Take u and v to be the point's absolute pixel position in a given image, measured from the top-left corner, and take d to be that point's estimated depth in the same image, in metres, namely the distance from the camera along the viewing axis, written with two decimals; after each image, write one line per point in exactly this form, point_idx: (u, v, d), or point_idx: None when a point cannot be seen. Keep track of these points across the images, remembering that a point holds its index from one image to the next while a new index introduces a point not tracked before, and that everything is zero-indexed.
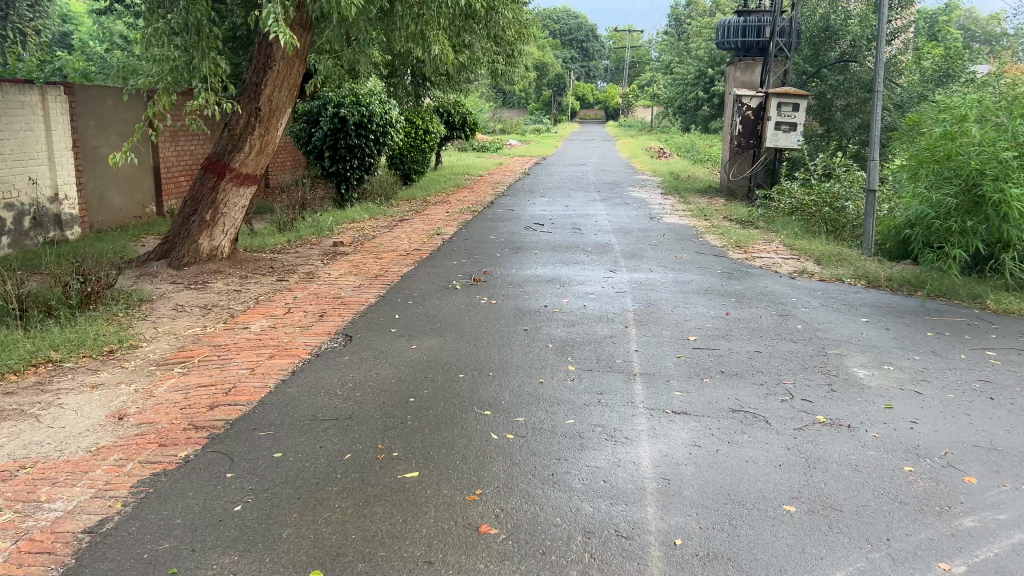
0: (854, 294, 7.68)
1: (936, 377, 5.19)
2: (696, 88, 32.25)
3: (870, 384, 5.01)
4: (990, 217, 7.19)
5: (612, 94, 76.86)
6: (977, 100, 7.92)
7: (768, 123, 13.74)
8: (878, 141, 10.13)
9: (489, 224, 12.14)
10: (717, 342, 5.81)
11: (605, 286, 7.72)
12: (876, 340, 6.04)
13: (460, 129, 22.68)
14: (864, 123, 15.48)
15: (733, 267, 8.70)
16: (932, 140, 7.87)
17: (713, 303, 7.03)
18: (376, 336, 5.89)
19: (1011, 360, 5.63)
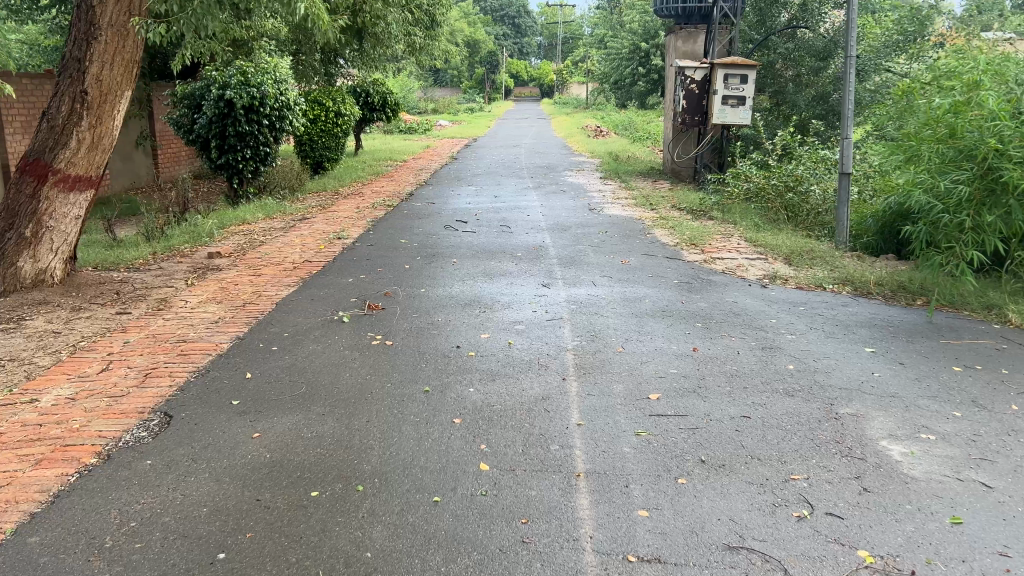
0: (843, 307, 6.16)
1: (995, 452, 3.68)
2: (631, 63, 30.86)
3: (912, 474, 3.46)
4: (1011, 208, 5.71)
5: (546, 71, 75.17)
6: (985, 62, 6.40)
7: (715, 97, 12.20)
8: (850, 112, 8.42)
9: (404, 221, 10.35)
10: (688, 404, 4.18)
11: (536, 308, 6.05)
12: (895, 386, 4.51)
13: (381, 111, 20.56)
14: (818, 95, 13.79)
15: (692, 275, 7.13)
16: (934, 114, 6.36)
17: (674, 333, 5.41)
18: (208, 417, 4.11)
19: None
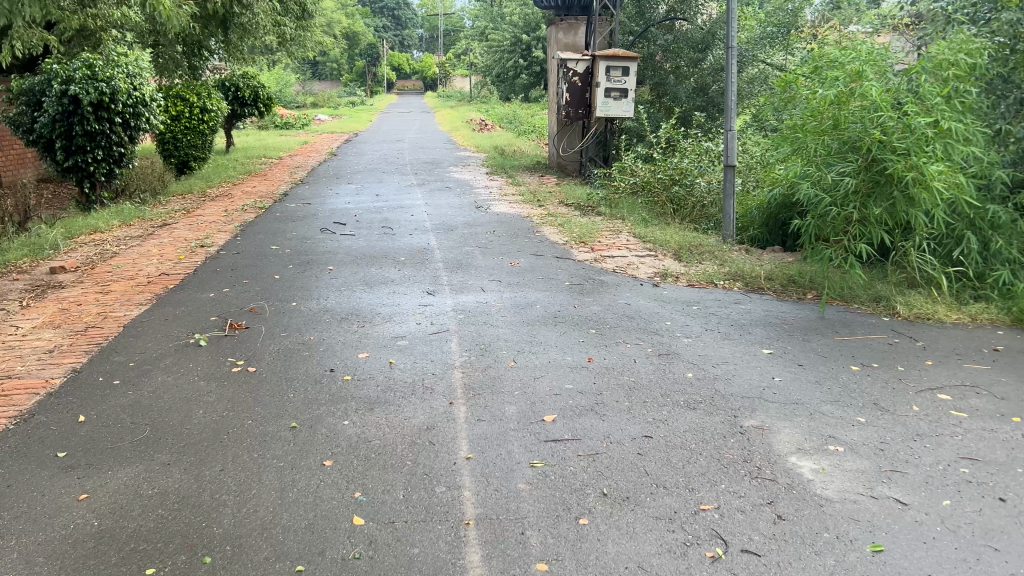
0: (736, 305, 5.99)
1: (905, 462, 3.50)
2: (513, 55, 30.68)
3: (826, 494, 3.21)
4: (895, 200, 5.58)
5: (428, 64, 74.28)
6: (865, 51, 6.32)
7: (597, 89, 11.99)
8: (733, 105, 8.30)
9: (277, 225, 9.62)
10: (587, 425, 3.82)
11: (419, 320, 5.57)
12: (797, 391, 4.30)
13: (252, 105, 19.27)
14: (698, 86, 13.81)
15: (583, 275, 6.82)
16: (818, 105, 6.23)
17: (568, 342, 5.05)
18: (25, 476, 3.43)
19: (978, 409, 4.07)
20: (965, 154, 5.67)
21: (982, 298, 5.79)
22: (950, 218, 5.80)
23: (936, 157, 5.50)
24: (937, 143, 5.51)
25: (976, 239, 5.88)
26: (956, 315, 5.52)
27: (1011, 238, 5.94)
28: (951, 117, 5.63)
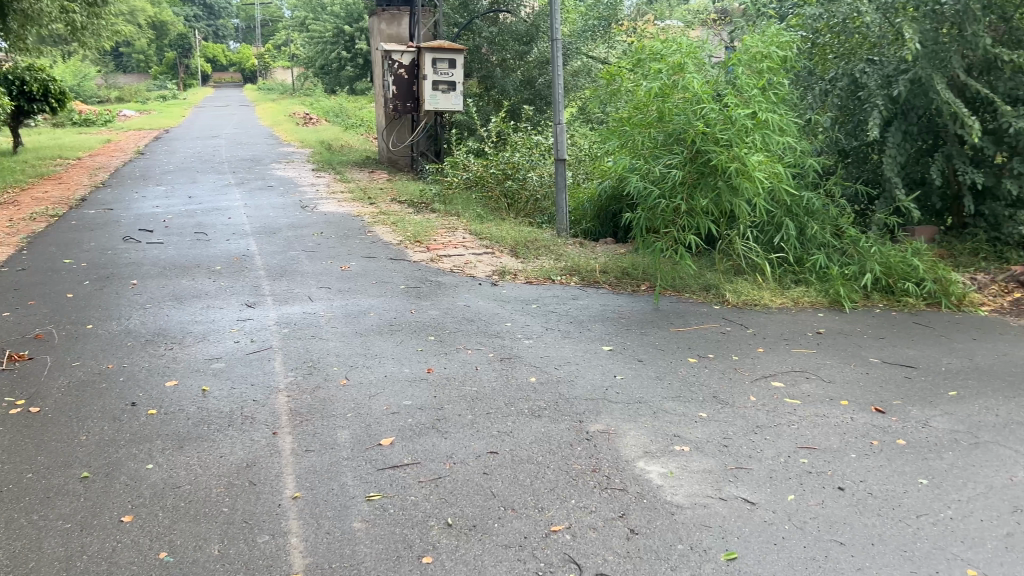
0: (574, 300, 5.83)
1: (748, 458, 3.44)
2: (336, 47, 29.73)
3: (676, 501, 3.09)
4: (719, 190, 5.65)
5: (246, 56, 70.85)
6: (683, 43, 6.37)
7: (424, 83, 11.67)
8: (561, 98, 8.22)
9: (73, 235, 8.61)
10: (427, 446, 3.51)
11: (239, 337, 5.05)
12: (640, 389, 4.15)
13: (43, 101, 17.40)
14: (525, 80, 13.82)
15: (418, 277, 6.51)
16: (642, 97, 6.21)
17: (404, 352, 4.72)
18: None
19: (809, 395, 4.11)
20: (781, 144, 5.87)
21: (802, 282, 5.96)
22: (770, 206, 5.95)
23: (756, 147, 5.67)
24: (756, 134, 5.65)
25: (793, 226, 6.07)
26: (780, 299, 5.64)
27: (824, 223, 6.22)
28: (766, 109, 5.79)
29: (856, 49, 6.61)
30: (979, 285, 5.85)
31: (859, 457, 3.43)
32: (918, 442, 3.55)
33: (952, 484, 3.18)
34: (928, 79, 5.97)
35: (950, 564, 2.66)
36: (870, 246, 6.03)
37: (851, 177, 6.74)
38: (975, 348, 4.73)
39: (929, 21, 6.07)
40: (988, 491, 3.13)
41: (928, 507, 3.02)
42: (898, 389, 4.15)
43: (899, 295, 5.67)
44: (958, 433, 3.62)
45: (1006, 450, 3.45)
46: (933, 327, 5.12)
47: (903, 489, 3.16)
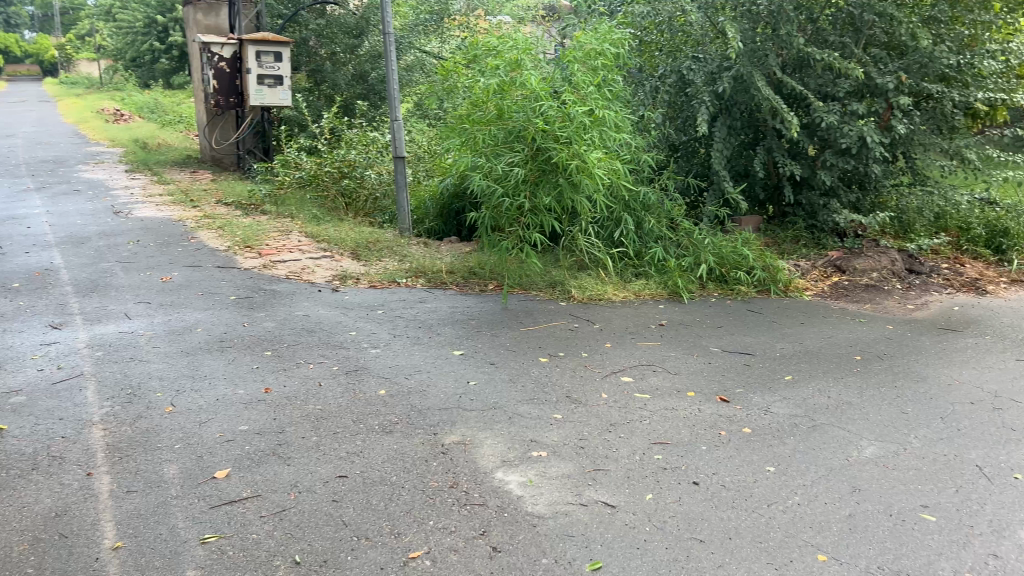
0: (420, 303, 5.54)
1: (604, 459, 3.34)
2: (148, 38, 27.72)
3: (537, 511, 2.93)
4: (560, 186, 5.65)
5: (45, 46, 64.84)
6: (519, 39, 6.26)
7: (247, 77, 11.01)
8: (396, 94, 7.95)
9: None
10: (268, 476, 3.21)
11: (43, 365, 4.47)
12: (494, 394, 3.94)
13: None
14: (357, 74, 13.27)
15: (251, 286, 6.07)
16: (480, 95, 6.06)
17: (238, 371, 4.34)
18: None
19: (658, 389, 4.07)
20: (618, 141, 5.94)
21: (642, 275, 5.99)
22: (609, 202, 6.02)
23: (594, 145, 5.69)
24: (593, 132, 5.70)
25: (631, 221, 6.18)
26: (623, 294, 5.65)
27: (660, 217, 6.36)
28: (603, 106, 5.87)
29: (681, 46, 6.78)
30: (802, 270, 6.19)
31: (710, 449, 3.42)
32: (762, 429, 3.62)
33: (796, 469, 3.25)
34: (748, 76, 6.20)
35: (802, 551, 2.70)
36: (702, 238, 6.22)
37: (682, 170, 6.96)
38: (804, 332, 4.96)
39: (746, 21, 6.36)
40: (829, 473, 3.22)
41: (777, 494, 3.06)
42: (739, 376, 4.25)
43: (732, 284, 5.89)
44: (797, 418, 3.73)
45: (841, 431, 3.60)
46: (763, 314, 5.34)
47: (754, 478, 3.18)
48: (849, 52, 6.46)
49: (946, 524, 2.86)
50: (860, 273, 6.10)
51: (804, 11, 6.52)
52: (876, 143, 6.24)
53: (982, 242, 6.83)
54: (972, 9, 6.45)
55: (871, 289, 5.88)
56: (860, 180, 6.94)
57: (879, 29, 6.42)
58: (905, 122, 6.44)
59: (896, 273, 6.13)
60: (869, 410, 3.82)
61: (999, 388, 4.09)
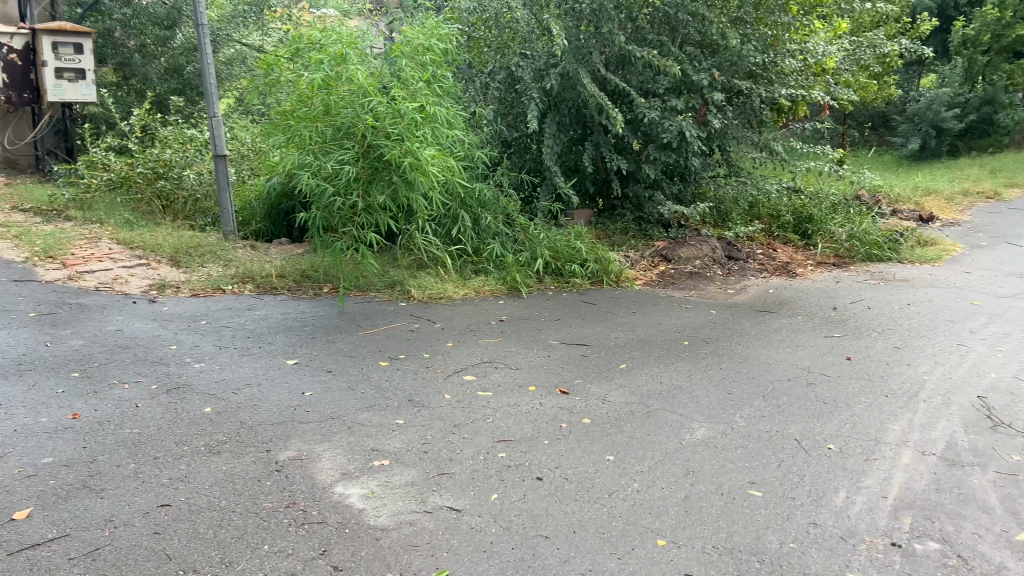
0: (249, 311, 5.23)
1: (449, 462, 3.22)
2: None
3: (380, 524, 2.79)
4: (394, 185, 5.48)
5: None
6: (343, 32, 6.00)
7: (43, 70, 9.99)
8: (215, 88, 7.44)
9: None
10: (78, 512, 2.84)
11: None
12: (331, 403, 3.76)
13: None
14: (171, 68, 12.23)
15: (55, 302, 5.49)
16: (304, 90, 5.75)
17: (41, 397, 3.88)
18: None
19: (499, 385, 4.02)
20: (450, 138, 5.86)
21: (481, 271, 5.98)
22: (445, 199, 5.90)
23: (427, 141, 5.58)
24: (425, 128, 5.57)
25: (468, 217, 6.11)
26: (462, 291, 5.61)
27: (496, 213, 6.37)
28: (433, 102, 5.79)
29: (509, 43, 6.76)
30: (631, 261, 6.41)
31: (552, 443, 3.42)
32: (600, 419, 3.67)
33: (634, 456, 3.32)
34: (574, 74, 6.31)
35: (643, 538, 2.75)
36: (538, 232, 6.28)
37: (515, 166, 6.99)
38: (636, 321, 5.12)
39: (570, 19, 6.48)
40: (664, 458, 3.32)
41: (617, 483, 3.11)
42: (577, 367, 4.29)
43: (567, 277, 6.00)
44: (633, 405, 3.83)
45: (673, 415, 3.73)
46: (598, 304, 5.48)
47: (595, 468, 3.21)
48: (667, 50, 6.73)
49: (771, 498, 3.02)
50: (685, 261, 6.40)
51: (624, 9, 6.70)
52: (694, 137, 6.56)
53: (790, 229, 7.37)
54: (774, 12, 6.91)
55: (695, 277, 6.18)
56: (681, 173, 7.27)
57: (693, 29, 6.72)
58: (719, 118, 6.83)
59: (716, 260, 6.48)
60: (698, 393, 3.99)
61: (811, 364, 4.41)
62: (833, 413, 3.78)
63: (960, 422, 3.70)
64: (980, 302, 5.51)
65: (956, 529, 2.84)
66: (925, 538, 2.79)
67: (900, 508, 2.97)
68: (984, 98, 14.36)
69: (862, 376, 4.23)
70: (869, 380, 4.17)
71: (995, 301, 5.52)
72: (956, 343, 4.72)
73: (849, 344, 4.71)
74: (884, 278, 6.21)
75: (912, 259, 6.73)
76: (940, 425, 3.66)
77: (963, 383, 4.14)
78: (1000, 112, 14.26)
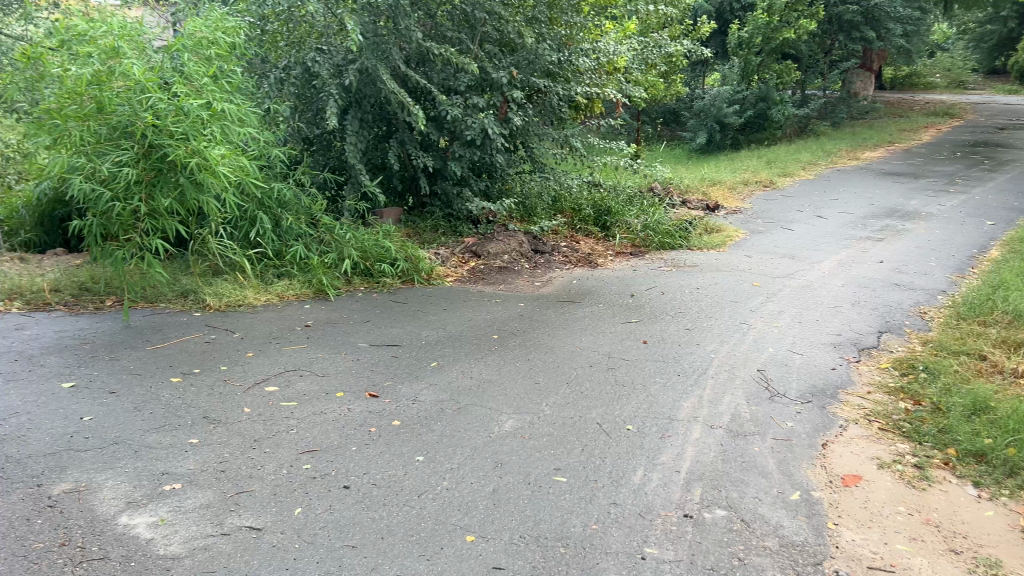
0: (17, 331, 4.70)
1: (248, 479, 3.06)
2: None
3: (170, 553, 2.59)
4: (182, 186, 5.19)
5: None
6: (115, 21, 5.49)
7: None
8: None
9: None
10: None
11: None
12: (114, 427, 3.46)
13: None
14: None
15: None
16: (64, 85, 5.11)
17: None
18: None
19: (304, 394, 3.87)
20: (241, 136, 5.58)
21: (284, 275, 5.76)
22: (240, 201, 5.62)
23: (215, 139, 5.27)
24: (214, 126, 5.29)
25: (268, 219, 5.83)
26: (264, 296, 5.38)
27: (298, 213, 6.10)
28: (221, 99, 5.48)
29: (304, 38, 6.49)
30: (441, 258, 6.42)
31: (360, 448, 3.34)
32: (410, 420, 3.63)
33: (443, 454, 3.31)
34: (373, 69, 6.19)
35: (452, 536, 2.74)
36: (344, 232, 6.12)
37: (318, 165, 6.77)
38: (446, 318, 5.13)
39: (366, 14, 6.30)
40: (474, 453, 3.34)
41: (427, 483, 3.08)
42: (386, 369, 4.23)
43: (376, 277, 5.91)
44: (442, 402, 3.82)
45: (482, 409, 3.77)
46: (408, 303, 5.44)
47: (404, 471, 3.17)
48: (466, 48, 6.78)
49: (575, 482, 3.12)
50: (494, 257, 6.50)
51: (422, 6, 6.65)
52: (496, 134, 6.67)
53: (592, 221, 7.69)
54: (566, 12, 7.19)
55: (504, 271, 6.29)
56: (487, 169, 7.36)
57: (490, 26, 6.81)
58: (520, 115, 7.03)
59: (524, 254, 6.64)
60: (507, 386, 4.05)
61: (612, 349, 4.61)
62: (632, 394, 3.97)
63: (743, 394, 4.01)
64: (760, 283, 6.01)
65: (740, 495, 3.07)
66: (713, 507, 2.99)
67: (691, 480, 3.17)
68: (759, 95, 15.76)
69: (657, 358, 4.48)
70: (663, 361, 4.42)
71: (771, 281, 6.05)
72: (738, 322, 5.12)
73: (645, 329, 4.98)
74: (676, 264, 6.63)
75: (701, 246, 7.24)
76: (726, 399, 3.95)
77: (745, 358, 4.49)
78: (772, 107, 15.65)
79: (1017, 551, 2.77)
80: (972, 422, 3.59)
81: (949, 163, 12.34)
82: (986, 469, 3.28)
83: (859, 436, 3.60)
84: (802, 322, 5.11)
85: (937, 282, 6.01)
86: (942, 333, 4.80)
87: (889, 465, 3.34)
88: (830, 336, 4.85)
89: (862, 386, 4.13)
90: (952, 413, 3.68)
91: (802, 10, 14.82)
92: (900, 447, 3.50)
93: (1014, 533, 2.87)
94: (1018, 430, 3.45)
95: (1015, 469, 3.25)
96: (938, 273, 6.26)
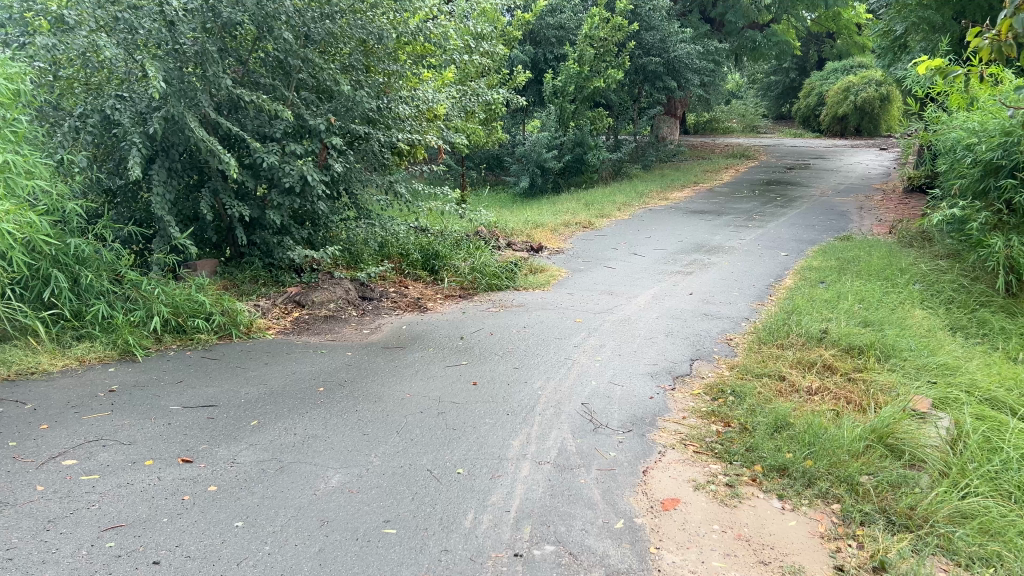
0: None
1: (40, 565, 2.76)
2: None
3: None
4: None
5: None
6: None
7: None
8: None
9: None
10: None
11: None
12: None
13: None
14: None
15: None
16: None
17: None
18: None
19: (107, 465, 3.57)
20: (28, 189, 5.24)
21: (85, 337, 5.32)
22: (28, 258, 5.20)
23: None
24: None
25: (63, 276, 5.41)
26: (61, 362, 4.95)
27: (100, 270, 5.67)
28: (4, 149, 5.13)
29: (103, 84, 6.10)
30: (262, 309, 6.18)
31: (171, 520, 3.11)
32: (228, 484, 3.44)
33: (265, 517, 3.16)
34: (180, 117, 5.91)
35: None
36: (152, 288, 5.74)
37: (122, 218, 6.37)
38: (268, 372, 4.93)
39: (171, 60, 5.99)
40: (298, 512, 3.20)
41: (246, 550, 2.92)
42: (201, 432, 3.98)
43: (190, 333, 5.60)
44: (264, 462, 3.65)
45: (307, 466, 3.63)
46: (224, 360, 5.18)
47: (221, 539, 2.98)
48: (281, 95, 6.68)
49: (404, 533, 3.07)
50: (318, 306, 6.36)
51: (232, 52, 6.49)
52: (316, 180, 6.57)
53: (419, 266, 7.72)
54: (382, 61, 7.27)
55: (330, 320, 6.18)
56: (309, 217, 7.22)
57: (305, 74, 6.76)
58: (341, 161, 6.97)
59: (351, 301, 6.55)
60: (332, 439, 3.93)
61: (442, 393, 4.61)
62: (461, 438, 3.97)
63: (569, 427, 4.13)
64: (581, 319, 6.24)
65: (567, 529, 3.13)
66: (542, 543, 3.03)
67: (521, 518, 3.20)
68: (575, 140, 16.35)
69: (485, 399, 4.51)
70: (492, 402, 4.47)
71: (592, 316, 6.31)
72: (562, 358, 5.28)
73: (473, 370, 5.02)
74: (503, 305, 6.76)
75: (526, 286, 7.44)
76: (552, 434, 4.04)
77: (569, 393, 4.63)
78: (588, 152, 16.47)
79: (818, 557, 3.00)
80: (775, 438, 3.87)
81: (746, 200, 13.47)
82: (788, 481, 3.53)
83: (675, 460, 3.79)
84: (621, 354, 5.35)
85: (740, 310, 6.50)
86: (745, 357, 5.18)
87: (704, 486, 3.53)
88: (647, 367, 5.11)
89: (677, 412, 4.37)
90: (757, 431, 3.96)
91: (609, 61, 15.78)
92: (713, 467, 3.71)
93: (814, 539, 3.11)
94: (813, 442, 3.77)
95: (812, 479, 3.53)
96: (741, 301, 6.78)
